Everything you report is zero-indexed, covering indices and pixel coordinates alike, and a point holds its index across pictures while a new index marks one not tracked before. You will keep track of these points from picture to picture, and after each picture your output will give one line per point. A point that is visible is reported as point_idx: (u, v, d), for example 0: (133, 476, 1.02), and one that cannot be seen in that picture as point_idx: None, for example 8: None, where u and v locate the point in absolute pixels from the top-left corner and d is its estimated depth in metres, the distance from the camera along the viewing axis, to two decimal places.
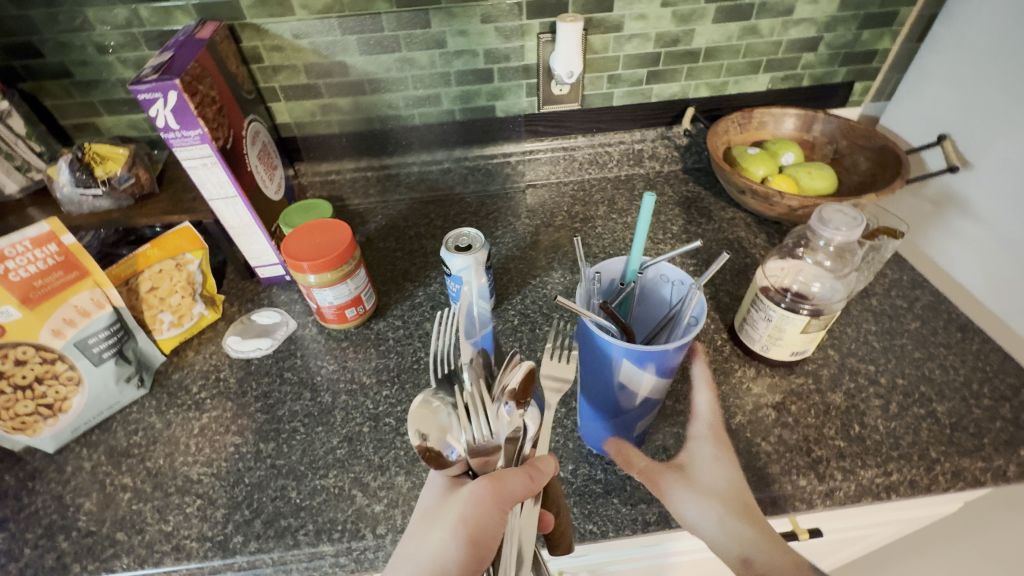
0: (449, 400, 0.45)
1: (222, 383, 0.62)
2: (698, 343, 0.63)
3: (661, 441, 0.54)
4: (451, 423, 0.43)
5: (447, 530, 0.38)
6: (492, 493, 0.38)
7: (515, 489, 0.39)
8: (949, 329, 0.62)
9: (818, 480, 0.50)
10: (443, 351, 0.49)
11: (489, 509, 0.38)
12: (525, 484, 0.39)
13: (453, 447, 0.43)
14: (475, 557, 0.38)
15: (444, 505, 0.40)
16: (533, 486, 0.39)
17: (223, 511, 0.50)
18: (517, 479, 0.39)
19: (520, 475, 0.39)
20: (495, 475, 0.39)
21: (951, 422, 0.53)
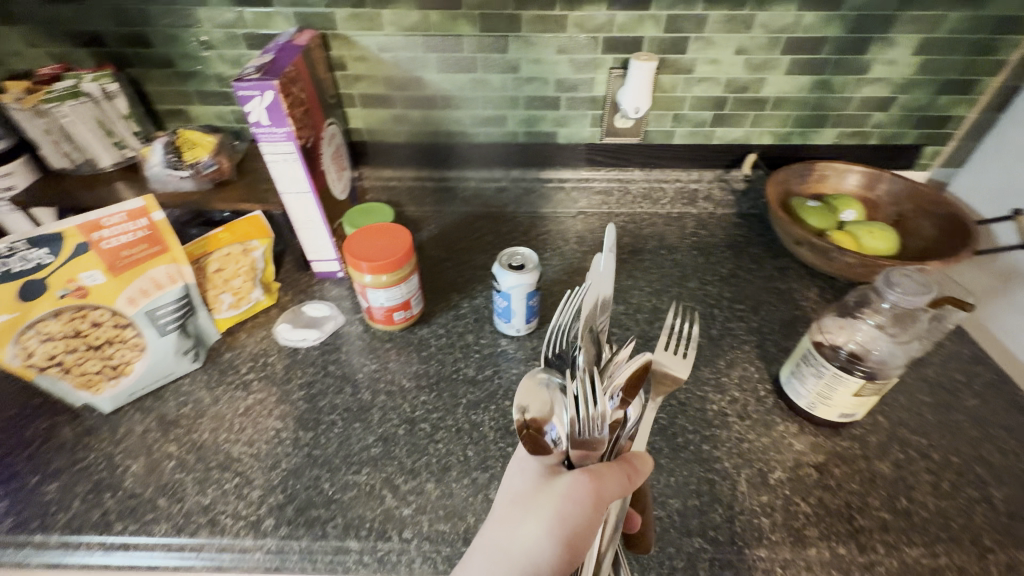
0: (555, 381, 0.47)
1: (270, 367, 0.65)
2: (740, 390, 0.62)
3: (694, 485, 0.52)
4: (553, 401, 0.45)
5: (546, 527, 0.38)
6: (592, 495, 0.38)
7: (612, 490, 0.39)
8: (1011, 412, 0.59)
9: (859, 551, 0.48)
10: (563, 324, 0.54)
11: (591, 510, 0.38)
12: (624, 485, 0.40)
13: (554, 426, 0.44)
14: (568, 557, 0.38)
15: (538, 496, 0.40)
16: (630, 485, 0.40)
17: (259, 493, 0.52)
18: (617, 481, 0.39)
19: (620, 477, 0.40)
20: (596, 475, 0.39)
21: (1009, 510, 0.50)
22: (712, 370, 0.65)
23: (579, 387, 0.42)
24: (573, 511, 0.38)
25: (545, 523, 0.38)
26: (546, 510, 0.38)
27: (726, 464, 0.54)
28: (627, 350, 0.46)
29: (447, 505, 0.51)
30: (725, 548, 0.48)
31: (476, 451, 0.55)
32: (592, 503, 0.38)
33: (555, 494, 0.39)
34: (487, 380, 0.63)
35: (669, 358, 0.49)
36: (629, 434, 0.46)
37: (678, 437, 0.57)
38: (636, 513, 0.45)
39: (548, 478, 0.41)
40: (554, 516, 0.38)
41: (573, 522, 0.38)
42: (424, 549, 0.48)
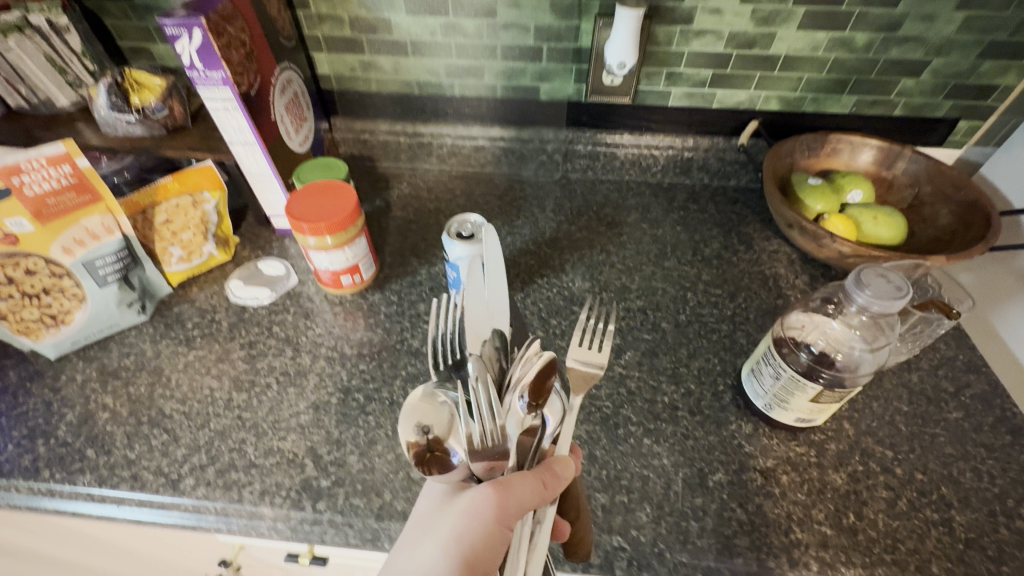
0: (453, 396, 0.43)
1: (216, 325, 0.64)
2: (696, 382, 0.58)
3: (626, 481, 0.50)
4: (451, 417, 0.41)
5: (444, 547, 0.36)
6: (496, 506, 0.36)
7: (523, 498, 0.37)
8: (996, 429, 0.53)
9: (789, 565, 0.45)
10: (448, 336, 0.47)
11: (495, 523, 0.36)
12: (536, 491, 0.38)
13: (457, 449, 0.40)
14: None
15: (441, 516, 0.39)
16: (546, 492, 0.38)
17: (184, 451, 0.52)
18: (527, 487, 0.38)
19: (531, 483, 0.38)
20: (502, 484, 0.37)
21: (967, 537, 0.46)
22: (672, 358, 0.60)
23: (472, 401, 0.38)
24: (475, 525, 0.36)
25: (445, 540, 0.37)
26: (445, 530, 0.37)
27: (664, 461, 0.51)
28: (531, 347, 0.41)
29: (366, 479, 0.50)
30: (645, 549, 0.46)
31: None
32: (496, 516, 0.36)
33: (458, 511, 0.38)
34: (431, 352, 0.61)
35: (586, 354, 0.48)
36: (552, 437, 0.42)
37: (620, 428, 0.54)
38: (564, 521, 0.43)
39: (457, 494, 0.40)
40: (452, 534, 0.37)
41: (474, 537, 0.36)
42: (336, 521, 0.48)
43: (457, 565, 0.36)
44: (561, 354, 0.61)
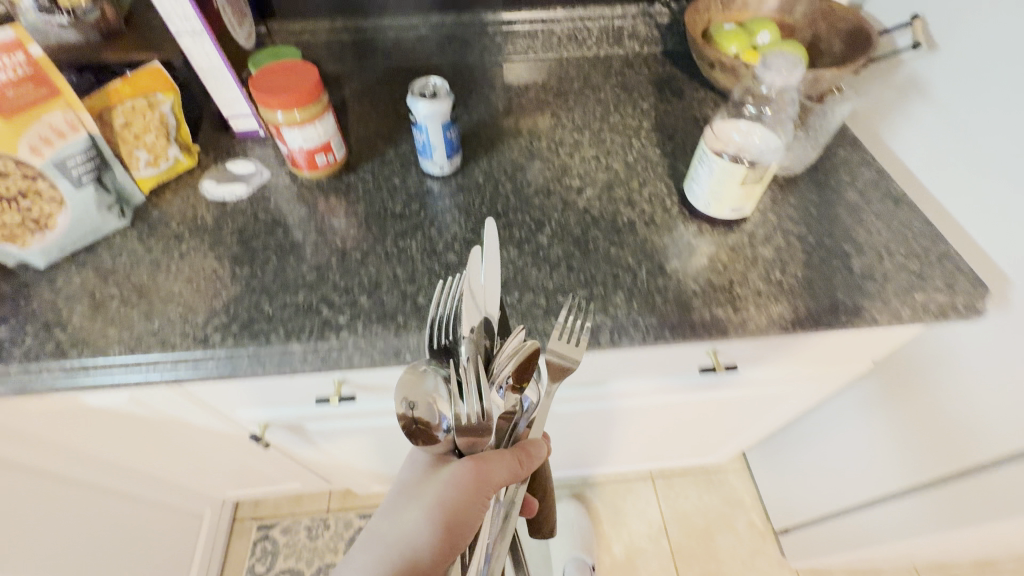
0: (441, 373, 0.41)
1: (200, 220, 0.66)
2: (648, 203, 0.67)
3: (601, 278, 0.59)
4: (438, 392, 0.39)
5: (426, 512, 0.40)
6: (476, 480, 0.40)
7: (498, 475, 0.41)
8: (882, 201, 0.67)
9: (734, 312, 0.56)
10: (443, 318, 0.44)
11: (473, 493, 0.40)
12: (513, 470, 0.42)
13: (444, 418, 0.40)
14: (447, 542, 0.39)
15: (423, 486, 0.42)
16: (520, 471, 0.42)
17: (204, 316, 0.56)
18: (504, 466, 0.41)
19: (508, 463, 0.42)
20: (483, 460, 0.41)
21: (863, 272, 0.59)
22: (626, 189, 0.69)
23: (465, 381, 0.39)
24: (456, 493, 0.40)
25: (429, 506, 0.40)
26: (429, 494, 0.40)
27: (630, 261, 0.61)
28: (517, 337, 0.43)
29: (379, 310, 0.56)
30: (622, 319, 0.56)
31: (404, 270, 0.60)
32: (477, 488, 0.40)
33: (441, 481, 0.41)
34: (414, 213, 0.67)
35: (565, 348, 0.49)
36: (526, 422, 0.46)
37: (590, 244, 0.63)
38: (534, 499, 0.55)
39: (437, 470, 0.43)
40: (434, 501, 0.40)
41: (456, 507, 0.40)
42: (360, 344, 0.54)
43: (437, 531, 0.39)
44: (530, 199, 0.68)
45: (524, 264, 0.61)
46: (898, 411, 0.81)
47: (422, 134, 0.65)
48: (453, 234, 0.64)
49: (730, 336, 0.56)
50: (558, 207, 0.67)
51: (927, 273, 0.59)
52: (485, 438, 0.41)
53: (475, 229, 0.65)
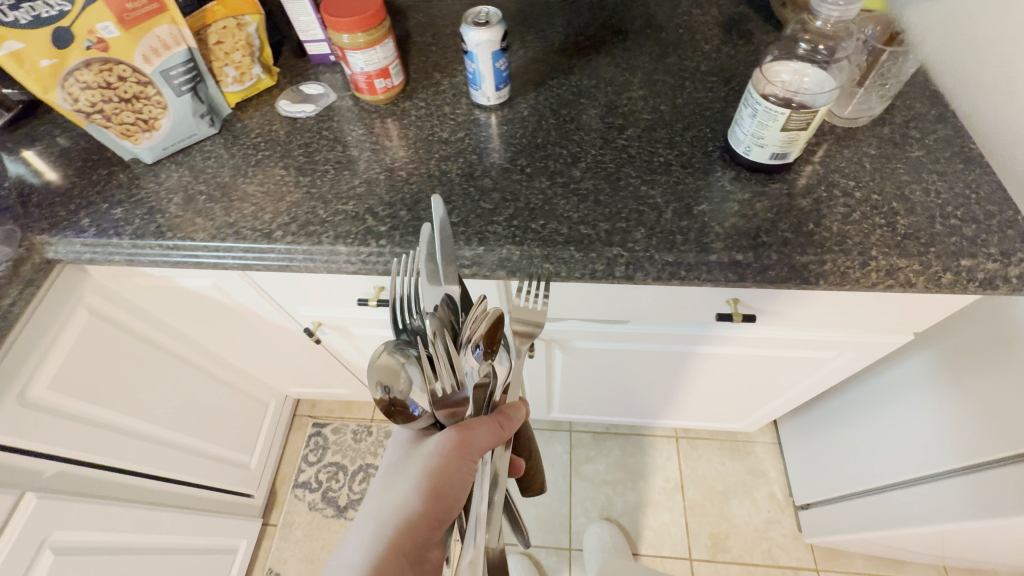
0: (412, 354, 0.46)
1: (274, 133, 0.75)
2: (689, 147, 0.67)
3: (625, 214, 0.61)
4: (412, 373, 0.44)
5: (416, 483, 0.45)
6: (460, 444, 0.45)
7: (481, 442, 0.46)
8: (951, 161, 0.61)
9: (755, 259, 0.56)
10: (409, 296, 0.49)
11: (455, 453, 0.45)
12: (495, 435, 0.47)
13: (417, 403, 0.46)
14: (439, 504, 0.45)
15: (412, 459, 0.47)
16: (501, 432, 0.47)
17: (270, 215, 0.65)
18: (486, 433, 0.46)
19: (489, 430, 0.47)
20: (466, 429, 0.46)
21: (907, 232, 0.56)
22: (668, 131, 0.69)
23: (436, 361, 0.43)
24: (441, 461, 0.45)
25: (417, 477, 0.45)
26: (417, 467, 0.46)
27: (658, 200, 0.62)
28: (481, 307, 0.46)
29: (416, 224, 0.62)
30: (639, 254, 0.58)
31: (443, 190, 0.65)
32: (460, 449, 0.45)
33: (427, 453, 0.46)
34: (458, 141, 0.71)
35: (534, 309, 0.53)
36: (502, 387, 0.51)
37: (621, 182, 0.64)
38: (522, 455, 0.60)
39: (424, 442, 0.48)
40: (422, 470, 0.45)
41: (442, 472, 0.45)
42: (395, 252, 0.61)
43: (430, 495, 0.45)
44: (570, 134, 0.70)
45: (554, 196, 0.63)
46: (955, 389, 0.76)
47: (472, 67, 0.69)
48: (492, 162, 0.68)
49: (747, 283, 0.57)
50: (596, 144, 0.68)
51: (981, 238, 0.55)
52: (464, 406, 0.48)
53: (513, 159, 0.68)
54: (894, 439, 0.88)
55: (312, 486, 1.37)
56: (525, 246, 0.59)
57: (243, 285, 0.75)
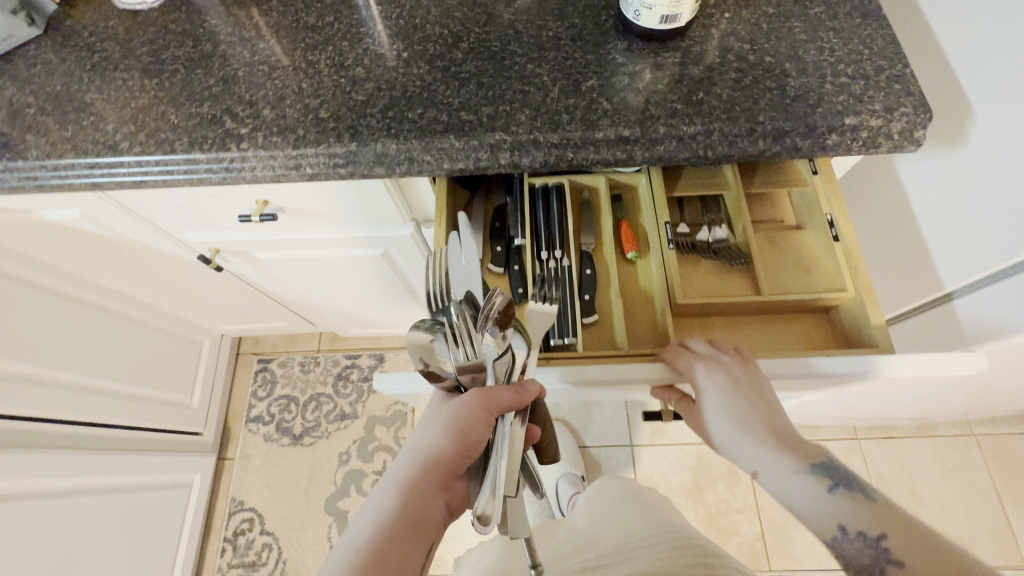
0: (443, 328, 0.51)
1: (112, 31, 0.64)
2: (581, 18, 0.61)
3: (510, 96, 0.56)
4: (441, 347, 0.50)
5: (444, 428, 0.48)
6: (479, 398, 0.49)
7: (502, 398, 0.49)
8: (850, 16, 0.58)
9: (643, 133, 0.53)
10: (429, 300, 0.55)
11: (480, 416, 0.49)
12: (511, 397, 0.50)
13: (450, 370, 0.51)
14: (462, 447, 0.48)
15: (439, 411, 0.50)
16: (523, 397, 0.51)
17: (114, 126, 0.57)
18: (505, 393, 0.50)
19: (509, 391, 0.50)
20: (487, 391, 0.50)
21: (796, 94, 0.54)
22: (559, 2, 0.62)
23: (458, 338, 0.49)
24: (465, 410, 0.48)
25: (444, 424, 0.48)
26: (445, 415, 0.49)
27: (544, 78, 0.57)
28: (494, 298, 0.50)
29: (281, 123, 0.56)
30: (522, 137, 0.54)
31: (310, 84, 0.58)
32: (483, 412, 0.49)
33: (452, 404, 0.49)
34: (327, 27, 0.63)
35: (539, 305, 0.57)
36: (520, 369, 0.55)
37: (506, 61, 0.58)
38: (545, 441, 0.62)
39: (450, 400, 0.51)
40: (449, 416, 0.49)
41: (465, 418, 0.48)
42: (259, 155, 0.55)
43: (452, 437, 0.48)
44: (452, 12, 0.62)
45: (433, 81, 0.57)
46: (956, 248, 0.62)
47: None
48: (366, 48, 0.61)
49: (636, 161, 0.54)
50: (480, 22, 0.62)
51: (868, 95, 0.53)
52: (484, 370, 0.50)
53: (390, 43, 0.61)
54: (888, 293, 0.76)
55: (264, 419, 1.38)
56: (401, 138, 0.54)
57: (115, 211, 0.68)
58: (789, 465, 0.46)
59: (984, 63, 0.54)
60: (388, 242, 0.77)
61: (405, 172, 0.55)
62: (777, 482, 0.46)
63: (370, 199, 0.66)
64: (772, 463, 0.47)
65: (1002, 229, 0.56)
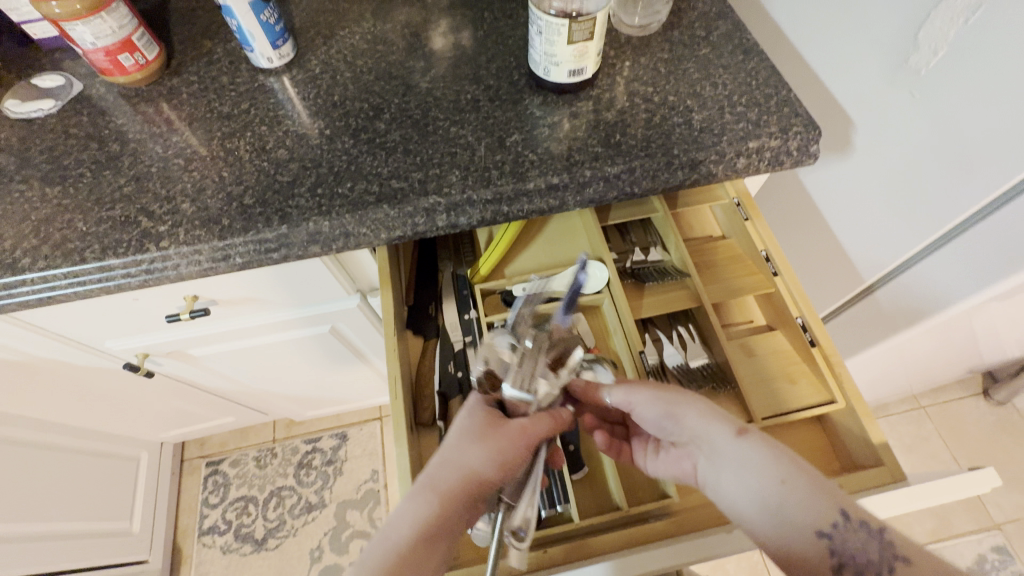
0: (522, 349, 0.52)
1: (3, 142, 0.60)
2: (496, 79, 0.64)
3: (439, 160, 0.57)
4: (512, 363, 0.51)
5: (474, 448, 0.44)
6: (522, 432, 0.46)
7: (541, 430, 0.47)
8: (733, 53, 0.64)
9: (571, 177, 0.55)
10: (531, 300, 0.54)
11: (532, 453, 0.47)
12: (550, 425, 0.48)
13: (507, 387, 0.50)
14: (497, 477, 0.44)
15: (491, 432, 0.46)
16: (557, 426, 0.49)
17: (12, 242, 0.53)
18: (544, 424, 0.48)
19: (546, 420, 0.48)
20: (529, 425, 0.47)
21: (702, 126, 0.58)
22: (473, 66, 0.65)
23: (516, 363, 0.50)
24: (507, 438, 0.45)
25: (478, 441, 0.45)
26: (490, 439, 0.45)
27: (469, 139, 0.58)
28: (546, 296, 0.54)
29: (204, 215, 0.54)
30: (456, 197, 0.54)
31: (231, 172, 0.57)
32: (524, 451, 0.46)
33: (491, 430, 0.46)
34: (243, 113, 0.62)
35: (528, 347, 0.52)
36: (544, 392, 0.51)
37: (429, 127, 0.60)
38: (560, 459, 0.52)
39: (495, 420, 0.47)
40: (479, 439, 0.45)
41: (507, 446, 0.45)
42: (183, 251, 0.52)
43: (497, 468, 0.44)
44: (370, 86, 0.64)
45: (360, 154, 0.58)
46: (915, 218, 0.60)
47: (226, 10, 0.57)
48: (286, 130, 0.60)
49: (569, 205, 0.56)
50: (399, 92, 0.63)
51: (764, 121, 0.58)
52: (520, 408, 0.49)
53: (310, 122, 0.61)
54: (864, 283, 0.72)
55: (220, 528, 1.25)
56: (333, 214, 0.54)
57: (20, 331, 0.62)
58: (828, 521, 0.37)
59: (851, 84, 0.62)
60: (335, 317, 0.75)
61: (336, 228, 0.53)
62: (800, 506, 0.38)
63: (310, 277, 0.64)
64: (757, 476, 0.40)
65: (897, 222, 0.63)
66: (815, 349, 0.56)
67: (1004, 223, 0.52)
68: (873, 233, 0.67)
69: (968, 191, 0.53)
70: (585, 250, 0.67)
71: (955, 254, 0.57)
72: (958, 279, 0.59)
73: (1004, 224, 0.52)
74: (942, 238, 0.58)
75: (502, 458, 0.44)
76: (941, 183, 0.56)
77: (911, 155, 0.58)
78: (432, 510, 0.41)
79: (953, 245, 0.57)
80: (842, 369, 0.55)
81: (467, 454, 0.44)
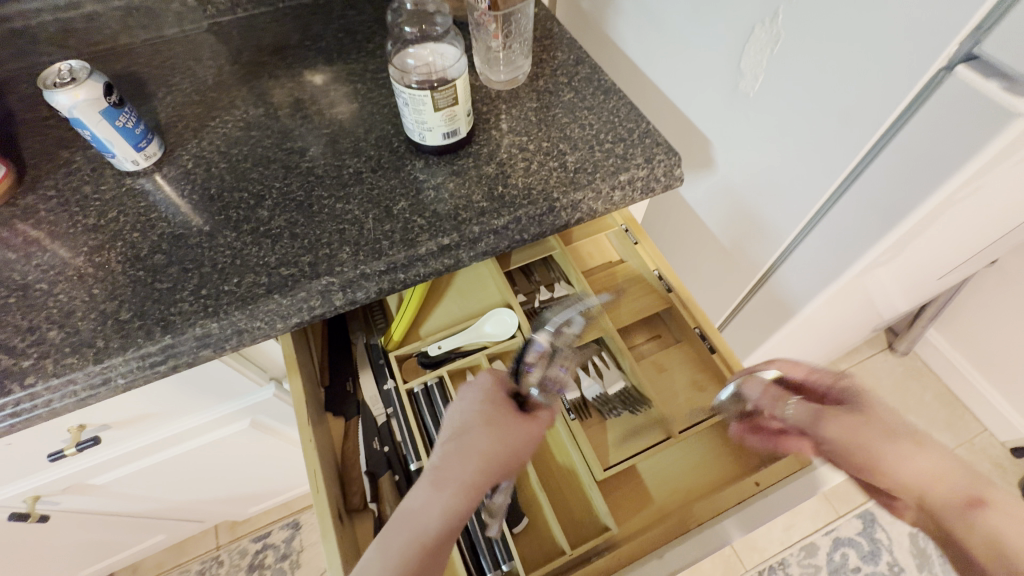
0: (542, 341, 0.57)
1: None
2: (376, 148, 0.65)
3: (328, 239, 0.57)
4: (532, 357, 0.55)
5: (479, 442, 0.44)
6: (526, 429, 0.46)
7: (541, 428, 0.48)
8: (594, 94, 0.70)
9: (461, 234, 0.57)
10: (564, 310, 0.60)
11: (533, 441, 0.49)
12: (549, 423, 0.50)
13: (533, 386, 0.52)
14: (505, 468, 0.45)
15: (497, 424, 0.46)
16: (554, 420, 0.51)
17: None
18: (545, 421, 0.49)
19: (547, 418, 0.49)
20: (531, 423, 0.47)
21: (576, 166, 0.62)
22: (352, 139, 0.66)
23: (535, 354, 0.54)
24: (511, 435, 0.45)
25: (484, 434, 0.44)
26: (494, 430, 0.45)
27: (356, 213, 0.59)
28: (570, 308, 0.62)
29: (74, 340, 0.50)
30: (349, 274, 0.54)
31: (103, 287, 0.53)
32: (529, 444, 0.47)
33: (495, 421, 0.46)
34: (112, 222, 0.59)
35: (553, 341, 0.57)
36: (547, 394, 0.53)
37: (313, 206, 0.59)
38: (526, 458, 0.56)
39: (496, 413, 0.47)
40: (486, 432, 0.45)
41: (513, 442, 0.45)
42: (53, 384, 0.48)
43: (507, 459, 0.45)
44: (248, 174, 0.63)
45: (244, 246, 0.56)
46: (775, 217, 0.66)
47: (74, 121, 0.55)
48: (161, 232, 0.58)
49: (465, 261, 0.58)
50: (280, 175, 0.63)
51: (630, 153, 0.63)
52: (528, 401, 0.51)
53: (188, 220, 0.59)
54: (752, 280, 0.78)
55: None
56: (220, 314, 0.51)
57: None
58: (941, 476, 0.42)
59: (700, 109, 0.69)
60: (252, 410, 0.71)
61: (280, 311, 0.52)
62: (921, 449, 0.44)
63: (214, 378, 0.60)
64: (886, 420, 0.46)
65: (765, 225, 0.68)
66: (715, 355, 0.62)
67: (850, 206, 0.57)
68: (748, 235, 0.73)
69: (809, 191, 0.60)
70: (491, 295, 0.68)
71: (818, 243, 0.63)
72: (824, 265, 0.64)
73: (849, 207, 0.57)
74: (803, 229, 0.64)
75: (514, 450, 0.45)
76: (787, 185, 0.62)
77: (759, 165, 0.64)
78: (443, 502, 0.40)
79: (816, 233, 0.63)
80: (741, 369, 0.60)
81: (474, 447, 0.44)
